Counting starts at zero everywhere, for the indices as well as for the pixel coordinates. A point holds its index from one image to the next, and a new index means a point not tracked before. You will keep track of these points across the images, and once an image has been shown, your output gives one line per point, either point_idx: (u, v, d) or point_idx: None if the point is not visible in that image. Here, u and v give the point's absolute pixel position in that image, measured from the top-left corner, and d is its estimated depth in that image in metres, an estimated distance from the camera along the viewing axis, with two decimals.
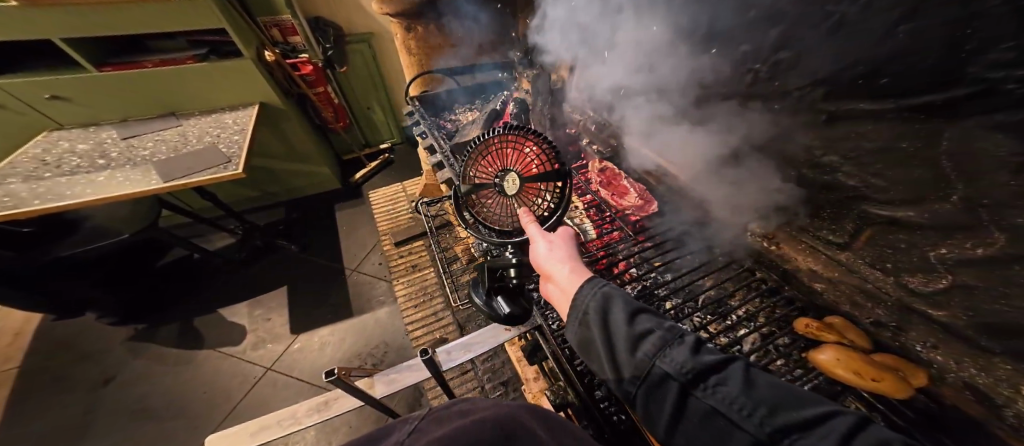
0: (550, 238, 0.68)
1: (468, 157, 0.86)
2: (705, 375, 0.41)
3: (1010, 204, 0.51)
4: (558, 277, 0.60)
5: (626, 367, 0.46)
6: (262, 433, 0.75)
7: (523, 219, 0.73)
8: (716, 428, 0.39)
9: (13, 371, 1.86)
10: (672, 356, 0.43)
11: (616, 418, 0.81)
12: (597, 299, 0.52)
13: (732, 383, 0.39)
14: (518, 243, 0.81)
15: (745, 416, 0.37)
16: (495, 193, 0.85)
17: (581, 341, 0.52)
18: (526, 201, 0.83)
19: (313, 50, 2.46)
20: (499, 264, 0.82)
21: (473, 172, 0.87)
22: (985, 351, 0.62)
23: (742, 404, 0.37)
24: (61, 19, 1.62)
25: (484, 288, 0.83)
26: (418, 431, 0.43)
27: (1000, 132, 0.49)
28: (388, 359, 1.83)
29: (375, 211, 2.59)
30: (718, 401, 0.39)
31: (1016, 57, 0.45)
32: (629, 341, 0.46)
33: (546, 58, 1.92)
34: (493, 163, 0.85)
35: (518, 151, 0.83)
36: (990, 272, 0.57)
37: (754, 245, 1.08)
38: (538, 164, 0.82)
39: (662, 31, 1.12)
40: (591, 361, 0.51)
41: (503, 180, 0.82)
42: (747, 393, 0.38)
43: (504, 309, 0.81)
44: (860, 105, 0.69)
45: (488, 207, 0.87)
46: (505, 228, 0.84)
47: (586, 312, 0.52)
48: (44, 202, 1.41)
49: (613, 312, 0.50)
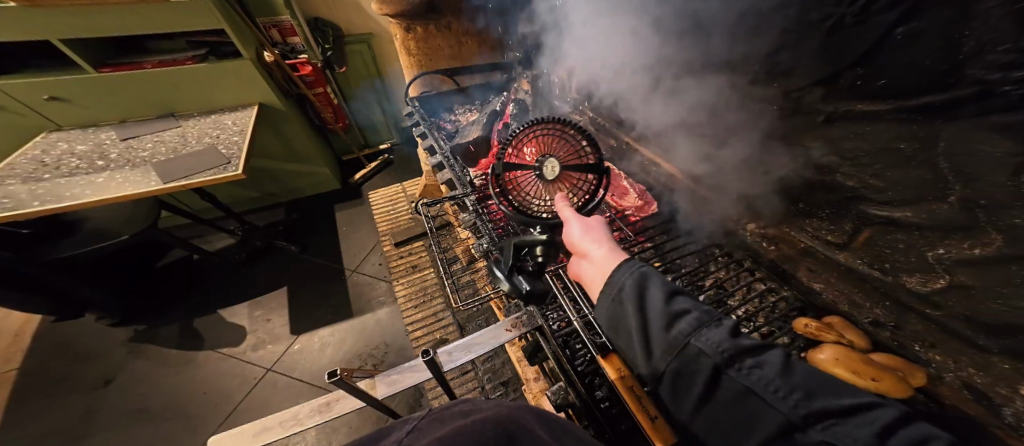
0: (585, 220, 0.69)
1: (511, 138, 0.90)
2: (741, 356, 0.41)
3: (1009, 204, 0.51)
4: (592, 255, 0.62)
5: (658, 344, 0.46)
6: (265, 433, 0.75)
7: (558, 200, 0.75)
8: (747, 407, 0.39)
9: (13, 373, 1.86)
10: (709, 336, 0.44)
11: (615, 418, 0.81)
12: (634, 277, 0.52)
13: (768, 367, 0.40)
14: (548, 223, 0.84)
15: (780, 397, 0.37)
16: (531, 177, 0.88)
17: (611, 317, 0.52)
18: (562, 188, 0.87)
19: (313, 50, 2.49)
20: (527, 241, 0.82)
21: (513, 153, 0.90)
22: (984, 351, 0.63)
23: (778, 386, 0.38)
24: (62, 19, 1.62)
25: (506, 264, 0.82)
26: (417, 430, 0.44)
27: (998, 133, 0.50)
28: (388, 360, 1.83)
29: (375, 211, 2.60)
30: (753, 382, 0.40)
31: (1014, 59, 0.45)
32: (664, 319, 0.47)
33: (546, 58, 1.93)
34: (537, 149, 0.88)
35: (561, 140, 0.88)
36: (988, 272, 0.57)
37: (753, 246, 1.08)
38: (576, 156, 0.87)
39: (661, 32, 1.12)
40: (621, 338, 0.51)
41: (543, 164, 0.85)
42: (784, 376, 0.39)
43: (525, 286, 0.78)
44: (859, 106, 0.69)
45: (522, 189, 0.89)
46: (535, 209, 0.86)
47: (622, 289, 0.52)
48: (45, 203, 1.41)
49: (650, 291, 0.51)
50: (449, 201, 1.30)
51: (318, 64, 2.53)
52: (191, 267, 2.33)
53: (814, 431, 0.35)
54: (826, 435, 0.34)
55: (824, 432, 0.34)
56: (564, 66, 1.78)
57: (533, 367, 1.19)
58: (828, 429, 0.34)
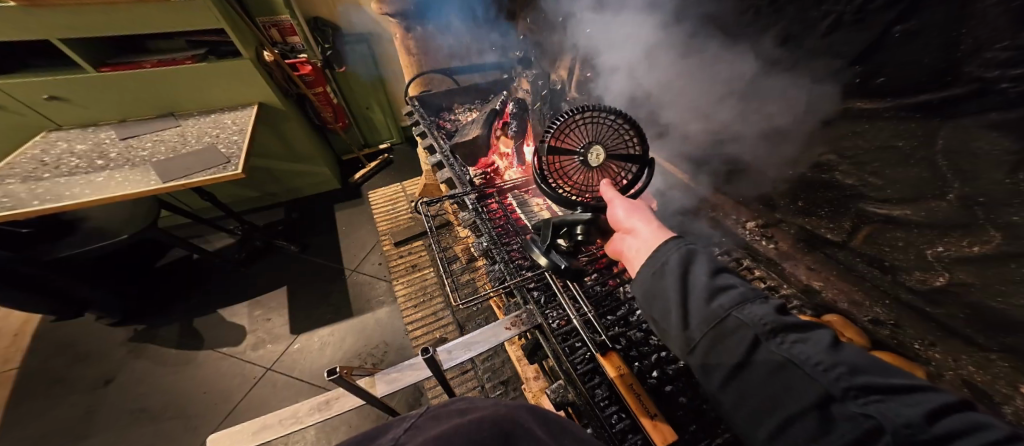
0: (631, 201, 0.71)
1: (562, 120, 0.85)
2: (785, 331, 0.41)
3: (1007, 203, 0.51)
4: (639, 232, 0.64)
5: (696, 315, 0.47)
6: (264, 431, 0.76)
7: (603, 182, 0.77)
8: (784, 379, 0.39)
9: (13, 372, 1.86)
10: (752, 309, 0.44)
11: (614, 418, 0.81)
12: (679, 253, 0.53)
13: (814, 343, 0.39)
14: (592, 205, 0.86)
15: (821, 370, 0.36)
16: (575, 162, 0.88)
17: (649, 290, 0.54)
18: (604, 175, 0.88)
19: (312, 50, 2.50)
20: (569, 219, 0.86)
21: (562, 136, 0.87)
22: (982, 349, 0.63)
23: (821, 360, 0.37)
24: (60, 19, 1.62)
25: (544, 243, 0.89)
26: (415, 428, 0.44)
27: (996, 131, 0.50)
28: (387, 359, 1.83)
29: (375, 211, 2.63)
30: (794, 355, 0.39)
31: (1013, 56, 0.45)
32: (706, 292, 0.48)
33: (546, 58, 1.93)
34: (580, 136, 0.87)
35: (607, 126, 0.86)
36: (986, 271, 0.58)
37: (750, 245, 1.09)
38: (622, 144, 0.86)
39: (660, 31, 1.12)
40: (658, 310, 0.52)
41: (589, 152, 0.84)
42: (830, 352, 0.37)
43: (563, 263, 0.87)
44: (859, 103, 0.68)
45: (564, 173, 0.90)
46: (574, 195, 0.89)
47: (664, 263, 0.53)
48: (43, 203, 1.41)
49: (694, 266, 0.51)
50: (449, 200, 1.30)
51: (318, 64, 2.54)
52: (191, 266, 2.33)
53: (854, 404, 0.34)
54: (867, 409, 0.33)
55: (865, 407, 0.33)
56: (564, 65, 1.78)
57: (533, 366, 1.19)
58: (870, 404, 0.33)
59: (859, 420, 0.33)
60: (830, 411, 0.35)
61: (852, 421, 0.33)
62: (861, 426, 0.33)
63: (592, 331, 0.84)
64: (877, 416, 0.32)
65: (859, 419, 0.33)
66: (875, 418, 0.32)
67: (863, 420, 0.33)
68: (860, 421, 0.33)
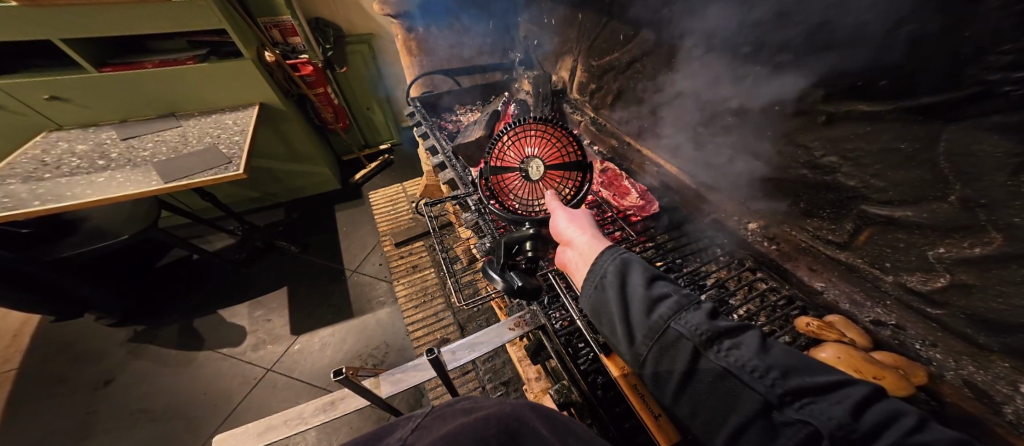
0: (570, 211, 0.73)
1: (498, 144, 0.94)
2: (719, 339, 0.43)
3: (1008, 203, 0.53)
4: (577, 242, 0.65)
5: (639, 328, 0.48)
6: (269, 432, 0.76)
7: (546, 194, 0.80)
8: (727, 389, 0.41)
9: (11, 374, 1.84)
10: (687, 319, 0.46)
11: (622, 417, 0.80)
12: (615, 264, 0.55)
13: (745, 348, 0.42)
14: (535, 219, 0.88)
15: (757, 377, 0.39)
16: (519, 178, 0.93)
17: (594, 305, 0.55)
18: (548, 187, 0.93)
19: (314, 51, 2.48)
20: (516, 238, 0.85)
21: (502, 156, 0.94)
22: (983, 349, 0.66)
23: (755, 367, 0.40)
24: (62, 19, 1.61)
25: (498, 263, 0.82)
26: (421, 428, 0.43)
27: (999, 132, 0.51)
28: (388, 360, 1.83)
29: (375, 211, 2.62)
30: (730, 363, 0.41)
31: (1014, 60, 0.46)
32: (644, 303, 0.49)
33: (546, 59, 1.95)
34: (519, 151, 0.93)
35: (545, 140, 0.93)
36: (986, 272, 0.60)
37: (753, 246, 1.07)
38: (561, 154, 0.93)
39: (663, 31, 1.12)
40: (605, 325, 0.53)
41: (529, 166, 0.91)
42: (761, 357, 0.40)
43: (517, 282, 0.78)
44: (859, 106, 0.69)
45: (512, 190, 0.94)
46: (522, 209, 0.92)
47: (603, 277, 0.55)
48: (46, 203, 1.41)
49: (631, 276, 0.53)
50: (450, 202, 1.27)
51: (319, 64, 2.53)
52: (191, 266, 2.33)
53: (792, 410, 0.36)
54: (803, 413, 0.36)
55: (801, 411, 0.36)
56: (566, 66, 1.80)
57: (535, 367, 1.18)
58: (804, 407, 0.36)
59: (798, 425, 0.36)
60: (772, 419, 0.37)
61: (792, 427, 0.36)
62: (800, 432, 0.35)
63: (593, 330, 0.87)
64: (813, 422, 0.35)
65: (798, 425, 0.36)
66: (811, 423, 0.35)
67: (802, 426, 0.35)
68: (799, 427, 0.35)
